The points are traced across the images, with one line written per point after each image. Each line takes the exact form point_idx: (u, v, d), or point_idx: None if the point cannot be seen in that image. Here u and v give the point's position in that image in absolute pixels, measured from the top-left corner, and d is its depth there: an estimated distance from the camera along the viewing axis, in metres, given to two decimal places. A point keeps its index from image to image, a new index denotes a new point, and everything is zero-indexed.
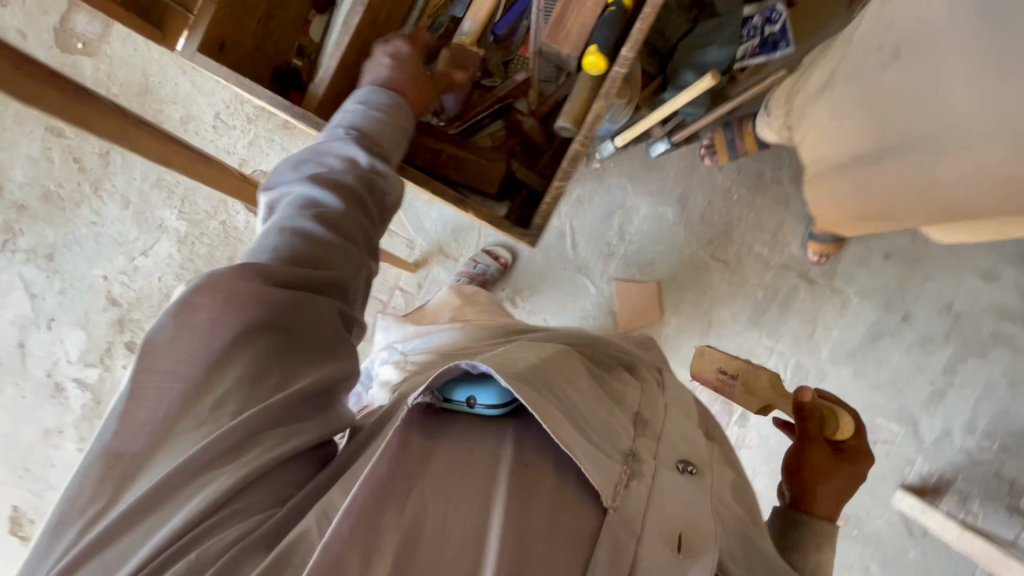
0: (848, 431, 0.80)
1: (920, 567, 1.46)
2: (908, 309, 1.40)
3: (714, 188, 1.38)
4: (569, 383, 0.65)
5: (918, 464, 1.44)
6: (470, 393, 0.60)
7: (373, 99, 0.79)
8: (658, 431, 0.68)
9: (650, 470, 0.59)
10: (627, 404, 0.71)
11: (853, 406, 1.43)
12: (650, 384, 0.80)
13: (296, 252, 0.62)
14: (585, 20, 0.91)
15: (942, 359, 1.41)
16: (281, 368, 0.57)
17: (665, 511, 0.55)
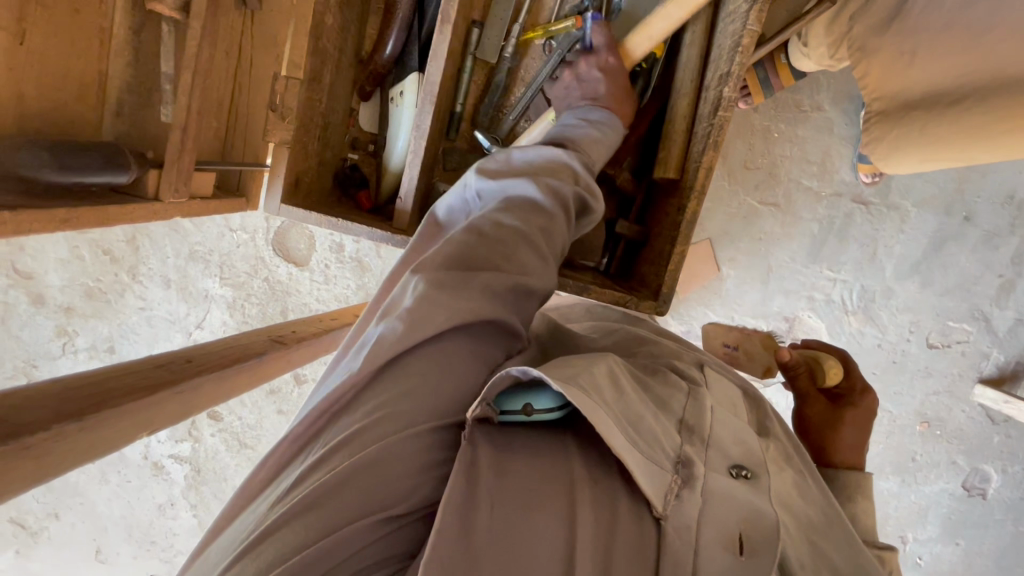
0: (837, 374, 0.78)
1: (1004, 449, 1.50)
2: (970, 208, 1.36)
3: (752, 130, 1.33)
4: (611, 381, 0.49)
5: (994, 356, 1.44)
6: (525, 399, 0.47)
7: (592, 115, 0.78)
8: (707, 433, 0.51)
9: (700, 470, 0.47)
10: (667, 403, 0.55)
11: (922, 315, 1.43)
12: (696, 380, 0.61)
13: (491, 242, 0.57)
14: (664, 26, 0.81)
15: (1009, 251, 1.38)
16: (460, 383, 0.50)
17: (722, 507, 0.44)
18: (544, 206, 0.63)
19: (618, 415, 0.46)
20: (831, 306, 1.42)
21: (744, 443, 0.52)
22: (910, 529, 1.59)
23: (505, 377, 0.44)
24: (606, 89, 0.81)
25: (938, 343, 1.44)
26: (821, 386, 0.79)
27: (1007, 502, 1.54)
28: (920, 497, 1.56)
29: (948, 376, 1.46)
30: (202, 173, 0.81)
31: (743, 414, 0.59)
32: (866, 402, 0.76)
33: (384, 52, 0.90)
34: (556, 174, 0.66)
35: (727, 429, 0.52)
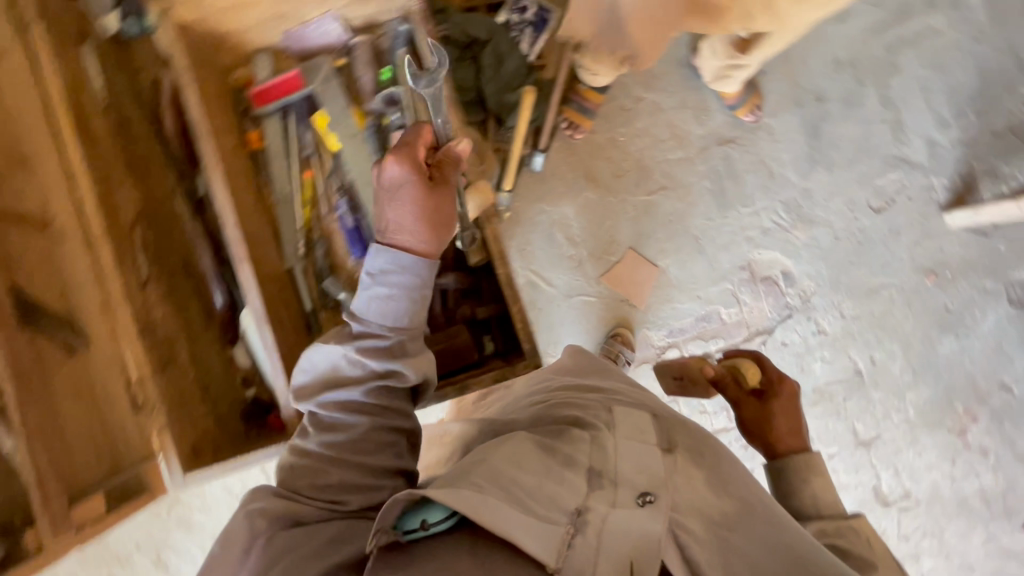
0: (756, 374, 0.92)
1: (1018, 250, 1.47)
2: (816, 90, 1.47)
3: (602, 146, 1.45)
4: (514, 466, 0.66)
5: (936, 183, 1.48)
6: (420, 517, 0.64)
7: (399, 248, 0.82)
8: (613, 474, 0.67)
9: (597, 516, 0.63)
10: (574, 457, 0.69)
11: (848, 192, 1.47)
12: (597, 427, 0.75)
13: (305, 475, 0.78)
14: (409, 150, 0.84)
15: (873, 100, 1.47)
16: (304, 555, 0.70)
17: (614, 541, 0.62)
18: (347, 419, 0.80)
19: (523, 499, 0.62)
20: (770, 234, 1.46)
21: (645, 470, 0.68)
22: (1004, 373, 1.49)
23: (392, 501, 0.62)
24: (412, 209, 0.82)
25: (883, 205, 1.47)
26: (746, 389, 0.92)
27: None
28: (986, 340, 1.49)
29: (914, 225, 1.48)
30: (82, 505, 0.83)
31: (650, 437, 0.74)
32: (785, 389, 0.90)
33: (218, 304, 1.11)
34: (348, 385, 0.81)
35: (629, 463, 0.69)
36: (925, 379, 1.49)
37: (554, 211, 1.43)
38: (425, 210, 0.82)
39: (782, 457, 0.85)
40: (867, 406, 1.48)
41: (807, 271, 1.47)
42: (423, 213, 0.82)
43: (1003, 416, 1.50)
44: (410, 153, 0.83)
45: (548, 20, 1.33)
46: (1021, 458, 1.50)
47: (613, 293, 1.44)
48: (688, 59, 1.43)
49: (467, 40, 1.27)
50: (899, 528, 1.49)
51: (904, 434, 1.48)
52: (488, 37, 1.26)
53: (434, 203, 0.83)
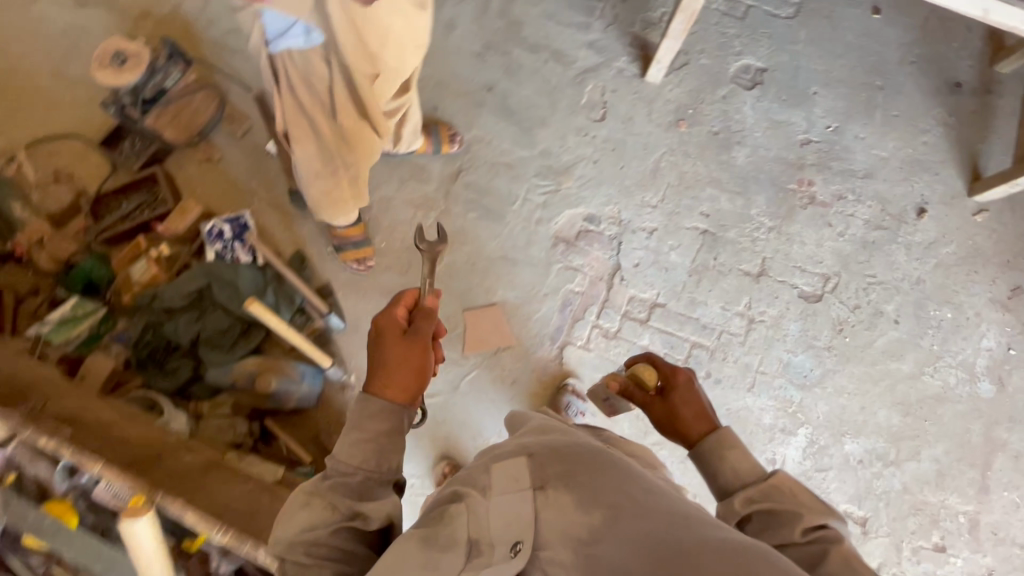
0: (650, 375, 1.00)
1: (712, 56, 1.66)
2: (482, 84, 1.60)
3: (373, 262, 1.48)
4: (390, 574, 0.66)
5: (621, 64, 1.64)
6: None
7: (386, 392, 0.80)
8: (481, 535, 0.68)
9: None
10: (450, 532, 0.69)
11: (571, 124, 1.59)
12: (473, 489, 0.73)
13: None
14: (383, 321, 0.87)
15: (526, 55, 1.63)
16: None
17: None
18: (315, 558, 0.71)
19: None
20: (548, 203, 1.54)
21: (510, 519, 0.68)
22: (795, 133, 1.62)
23: None
24: (394, 362, 0.81)
25: (602, 110, 1.60)
26: (649, 393, 1.00)
27: (769, 53, 1.67)
28: (760, 126, 1.62)
29: (635, 103, 1.62)
30: None
31: (522, 480, 0.72)
32: (678, 382, 0.98)
33: None
34: (323, 522, 0.71)
35: (499, 516, 0.69)
36: (751, 189, 1.57)
37: None
38: (407, 362, 0.81)
39: (697, 445, 0.91)
40: (735, 247, 1.54)
41: (599, 201, 1.55)
42: (405, 369, 0.81)
43: (825, 160, 1.61)
44: (390, 323, 0.87)
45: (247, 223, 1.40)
46: (865, 176, 1.60)
47: (483, 354, 1.45)
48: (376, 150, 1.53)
49: (194, 296, 1.30)
50: (847, 305, 1.52)
51: (779, 239, 1.55)
52: (207, 279, 1.30)
53: (408, 352, 0.83)
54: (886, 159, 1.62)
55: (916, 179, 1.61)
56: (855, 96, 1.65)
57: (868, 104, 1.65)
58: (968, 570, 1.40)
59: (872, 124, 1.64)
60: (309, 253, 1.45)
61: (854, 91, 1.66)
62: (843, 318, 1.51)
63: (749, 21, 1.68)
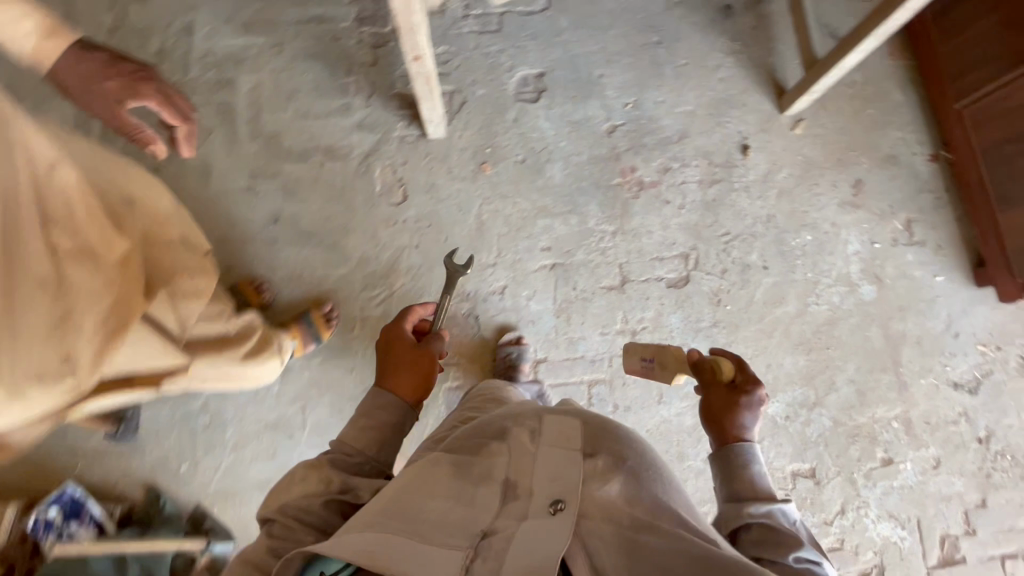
0: (731, 370, 0.92)
1: (486, 80, 1.54)
2: (265, 219, 1.45)
3: (234, 461, 1.35)
4: (427, 498, 0.66)
5: (397, 132, 1.50)
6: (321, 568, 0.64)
7: (387, 384, 0.92)
8: (526, 484, 0.66)
9: (499, 533, 0.62)
10: (490, 469, 0.68)
11: (374, 220, 1.46)
12: (519, 432, 0.72)
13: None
14: (392, 333, 1.00)
15: (297, 167, 1.47)
16: None
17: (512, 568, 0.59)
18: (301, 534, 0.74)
19: (429, 531, 0.62)
20: (387, 312, 1.42)
21: (557, 476, 0.66)
22: (597, 127, 1.53)
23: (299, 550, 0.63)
24: (398, 362, 0.94)
25: (399, 190, 1.47)
26: (721, 381, 0.92)
27: (540, 54, 1.56)
28: (561, 135, 1.52)
29: (430, 167, 1.49)
30: None
31: (572, 442, 0.71)
32: (759, 389, 0.90)
33: None
34: (309, 498, 0.77)
35: (543, 471, 0.67)
36: (578, 202, 1.49)
37: None
38: (406, 366, 0.94)
39: (726, 450, 0.87)
40: (588, 267, 1.46)
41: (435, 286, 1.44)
42: (405, 367, 0.93)
43: (637, 140, 1.54)
44: (395, 332, 1.00)
45: (81, 494, 1.26)
46: (681, 138, 1.54)
47: None
48: None
49: None
50: (715, 273, 1.48)
51: (627, 239, 1.48)
52: None
53: (408, 354, 0.96)
54: (693, 110, 1.56)
55: (728, 119, 1.56)
56: (639, 62, 1.57)
57: (654, 64, 1.57)
58: (919, 469, 1.42)
59: (666, 82, 1.57)
60: (162, 485, 1.33)
61: (636, 56, 1.58)
62: (716, 288, 1.47)
63: (507, 29, 1.56)
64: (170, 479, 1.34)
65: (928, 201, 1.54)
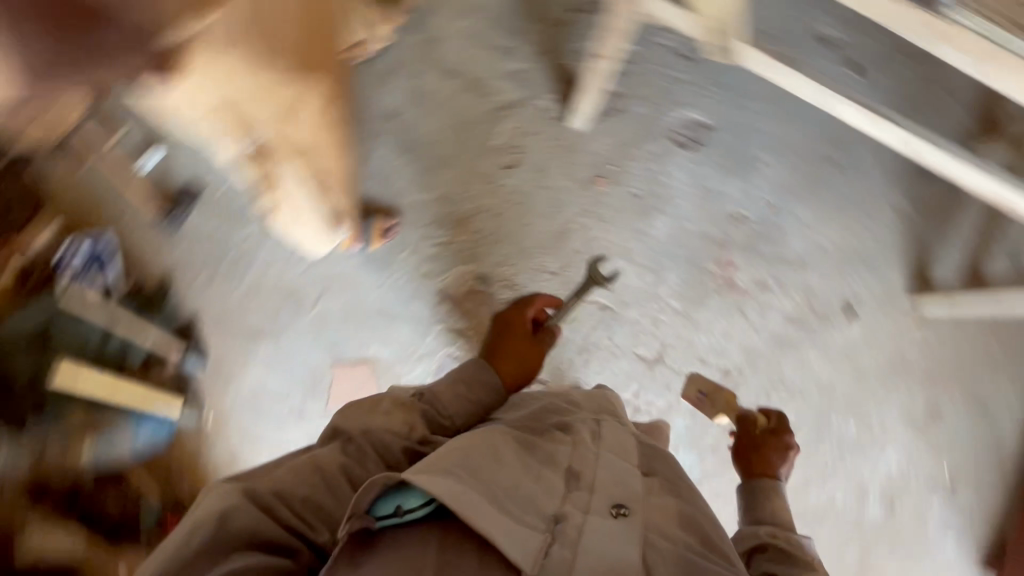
0: (758, 420, 1.10)
1: (655, 101, 1.43)
2: (384, 111, 1.43)
3: (243, 301, 1.41)
4: (493, 462, 0.72)
5: (543, 102, 1.45)
6: (394, 502, 0.67)
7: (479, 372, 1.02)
8: (589, 480, 0.72)
9: (573, 521, 0.66)
10: (556, 458, 0.76)
11: (476, 170, 1.44)
12: (581, 435, 0.81)
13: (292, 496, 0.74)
14: (509, 317, 1.18)
15: (438, 81, 1.44)
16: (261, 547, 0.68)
17: (586, 558, 0.63)
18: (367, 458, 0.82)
19: (498, 492, 0.67)
20: (438, 257, 1.43)
21: (624, 483, 0.72)
22: (726, 208, 1.44)
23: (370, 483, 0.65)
24: (502, 346, 1.12)
25: (513, 157, 1.44)
26: (755, 425, 1.09)
27: (721, 105, 1.44)
28: (688, 194, 1.44)
29: (553, 153, 1.44)
30: None
31: (632, 456, 0.79)
32: (791, 437, 1.06)
33: None
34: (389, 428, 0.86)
35: (607, 475, 0.73)
36: (662, 265, 1.43)
37: (240, 381, 1.41)
38: (509, 358, 1.10)
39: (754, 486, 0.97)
40: (634, 328, 1.43)
41: (492, 261, 1.44)
42: (510, 360, 1.10)
43: (754, 242, 1.44)
44: (513, 315, 1.18)
45: (114, 244, 1.37)
46: (796, 264, 1.44)
47: None
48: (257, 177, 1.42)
49: (27, 335, 1.17)
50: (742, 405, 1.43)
51: (685, 325, 1.43)
52: (46, 321, 1.18)
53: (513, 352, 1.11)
54: (827, 246, 1.44)
55: (852, 274, 1.44)
56: (807, 170, 1.44)
57: (820, 180, 1.44)
58: None
59: (817, 204, 1.44)
60: (173, 283, 1.40)
61: (808, 162, 1.44)
62: None
63: (703, 64, 1.43)
64: (184, 283, 1.41)
65: (990, 468, 1.42)
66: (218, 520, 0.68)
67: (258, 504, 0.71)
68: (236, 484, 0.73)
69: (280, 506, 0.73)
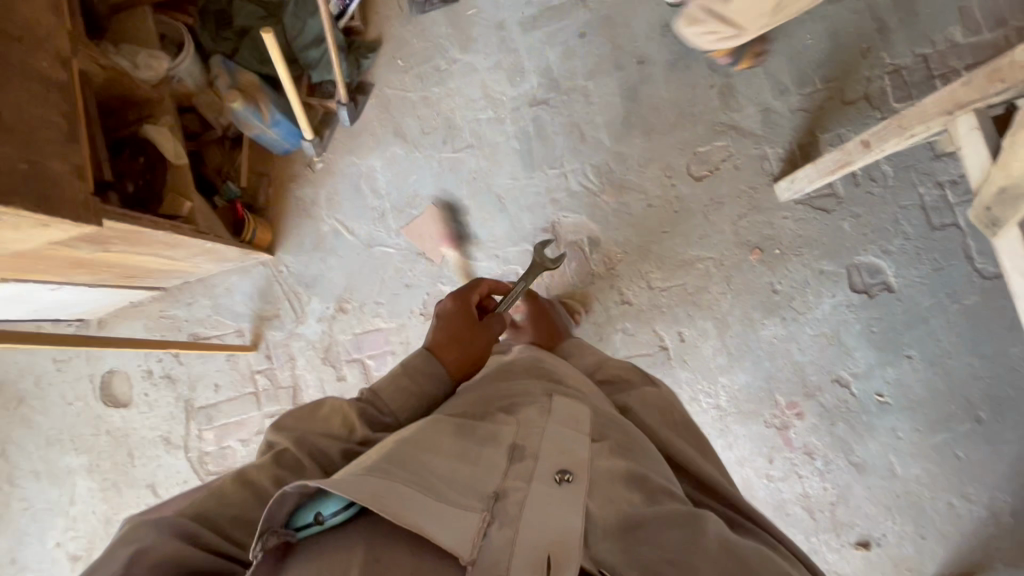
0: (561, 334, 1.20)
1: (865, 229, 1.32)
2: (638, 51, 1.42)
3: (414, 104, 1.50)
4: (425, 449, 0.66)
5: (770, 152, 1.37)
6: (314, 510, 0.58)
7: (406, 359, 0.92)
8: (534, 450, 0.71)
9: (518, 497, 0.64)
10: (497, 436, 0.73)
11: (666, 158, 1.41)
12: (524, 407, 0.79)
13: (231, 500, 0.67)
14: (459, 305, 1.05)
15: (702, 63, 1.40)
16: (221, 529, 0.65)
17: (539, 529, 0.61)
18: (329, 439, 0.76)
19: (436, 482, 0.62)
20: (576, 197, 1.44)
21: (569, 453, 0.71)
22: (839, 367, 1.33)
23: (283, 493, 0.56)
24: (454, 330, 0.99)
25: (705, 173, 1.40)
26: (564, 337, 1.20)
27: (922, 283, 1.29)
28: (819, 328, 1.34)
29: (739, 198, 1.38)
30: None
31: (582, 425, 0.77)
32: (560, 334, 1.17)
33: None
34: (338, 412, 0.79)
35: (552, 442, 0.72)
36: (742, 361, 1.37)
37: (363, 155, 1.51)
38: (456, 343, 0.98)
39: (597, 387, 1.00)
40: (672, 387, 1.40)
41: (614, 237, 1.43)
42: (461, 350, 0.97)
43: (835, 415, 1.33)
44: (465, 301, 1.06)
45: None
46: (855, 466, 1.33)
47: (409, 246, 1.48)
48: (502, 23, 1.47)
49: (275, 1, 1.41)
50: None
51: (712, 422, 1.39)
52: None
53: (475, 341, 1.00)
54: (896, 476, 1.31)
55: (895, 518, 1.31)
56: (942, 401, 1.29)
57: (947, 420, 1.29)
58: None
59: (923, 436, 1.30)
60: (382, 49, 1.51)
61: (952, 396, 1.29)
62: None
63: (938, 237, 1.29)
64: (386, 56, 1.51)
65: None
66: (125, 562, 0.57)
67: (179, 536, 0.61)
68: (144, 519, 0.62)
69: (206, 532, 0.63)
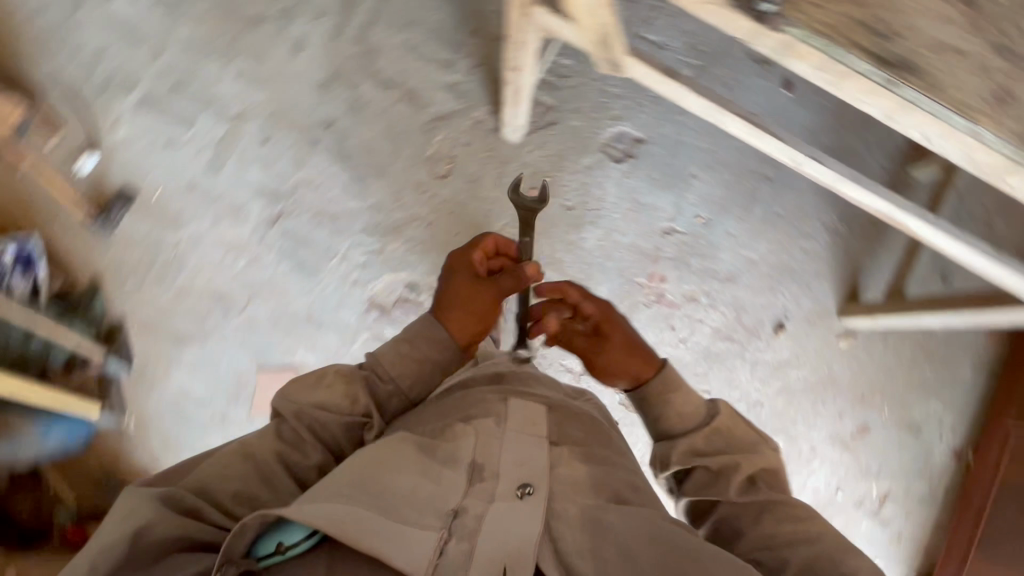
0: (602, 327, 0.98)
1: (588, 115, 1.45)
2: (320, 121, 1.46)
3: (170, 304, 1.42)
4: (388, 472, 0.68)
5: (478, 115, 1.46)
6: (278, 539, 0.64)
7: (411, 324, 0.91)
8: (495, 467, 0.72)
9: (477, 513, 0.66)
10: (457, 453, 0.73)
11: (409, 179, 1.45)
12: (488, 415, 0.79)
13: (250, 457, 0.76)
14: (463, 270, 0.96)
15: (375, 92, 1.47)
16: (228, 489, 0.73)
17: (495, 543, 0.64)
18: (316, 436, 0.80)
19: (392, 506, 0.64)
20: (367, 265, 1.45)
21: (525, 462, 0.73)
22: (656, 222, 1.45)
23: (246, 522, 0.61)
24: (457, 296, 0.93)
25: (447, 167, 1.46)
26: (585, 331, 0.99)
27: (654, 120, 1.45)
28: (620, 208, 1.45)
29: (486, 165, 1.46)
30: None
31: (541, 427, 0.79)
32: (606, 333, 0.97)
33: None
34: (335, 386, 0.82)
35: (512, 456, 0.73)
36: (592, 276, 1.45)
37: (165, 383, 1.43)
38: (463, 305, 0.93)
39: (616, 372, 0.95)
40: None
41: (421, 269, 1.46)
42: (463, 318, 0.92)
43: (683, 256, 1.46)
44: (474, 271, 0.96)
45: (36, 252, 1.32)
46: (726, 279, 1.45)
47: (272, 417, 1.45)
48: (192, 183, 1.44)
49: None
50: None
51: None
52: None
53: (474, 301, 0.93)
54: (756, 261, 1.45)
55: (782, 290, 1.45)
56: (737, 186, 1.45)
57: (752, 196, 1.45)
58: None
59: (748, 220, 1.45)
60: (106, 286, 1.40)
61: (740, 177, 1.45)
62: None
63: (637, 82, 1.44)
64: (110, 286, 1.40)
65: (918, 488, 1.43)
66: (134, 533, 0.66)
67: (180, 507, 0.70)
68: (150, 488, 0.71)
69: (208, 505, 0.71)
